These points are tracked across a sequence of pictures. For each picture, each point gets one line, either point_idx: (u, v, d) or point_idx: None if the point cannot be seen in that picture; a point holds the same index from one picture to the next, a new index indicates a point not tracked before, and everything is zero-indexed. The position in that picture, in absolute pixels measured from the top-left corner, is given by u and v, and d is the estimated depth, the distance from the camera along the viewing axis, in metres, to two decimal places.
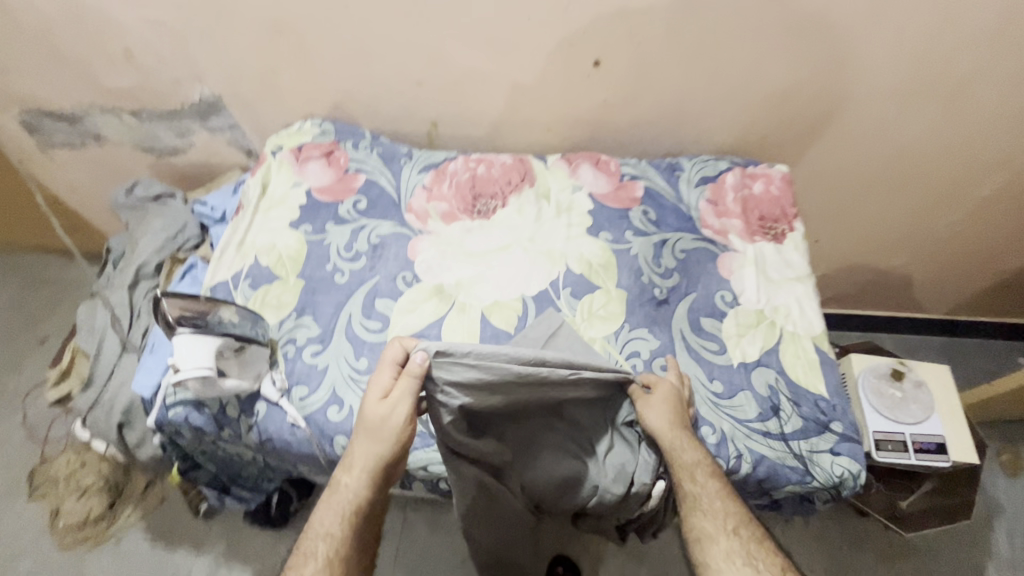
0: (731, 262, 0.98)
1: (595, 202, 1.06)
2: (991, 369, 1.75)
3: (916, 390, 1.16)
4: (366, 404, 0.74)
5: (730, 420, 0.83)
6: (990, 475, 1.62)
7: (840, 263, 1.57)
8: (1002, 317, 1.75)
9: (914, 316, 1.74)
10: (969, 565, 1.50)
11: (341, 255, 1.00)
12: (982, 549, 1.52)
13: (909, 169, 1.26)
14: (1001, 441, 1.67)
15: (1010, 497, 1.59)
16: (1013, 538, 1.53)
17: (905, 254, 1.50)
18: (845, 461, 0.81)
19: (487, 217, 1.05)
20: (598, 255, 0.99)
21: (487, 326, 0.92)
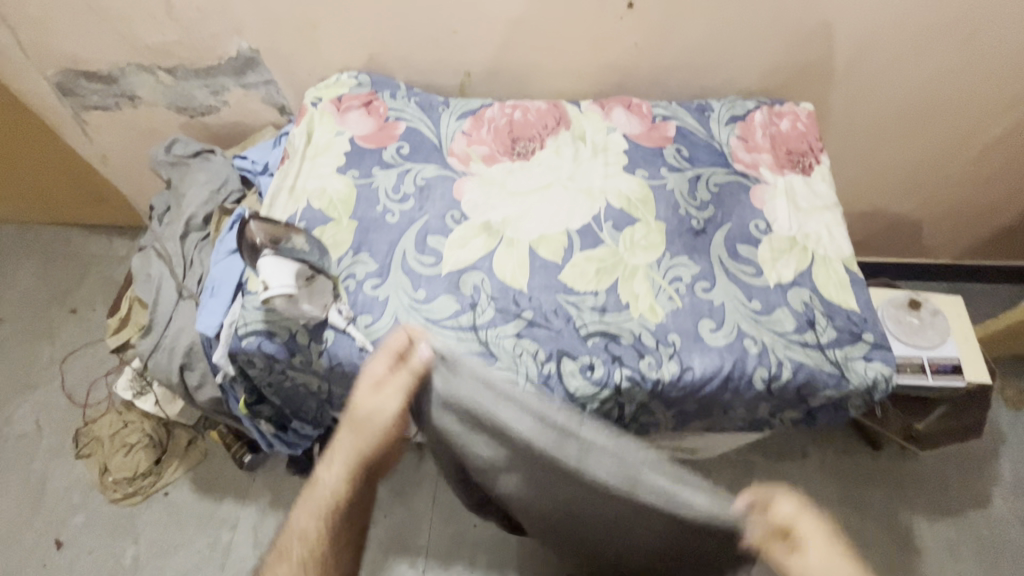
0: (763, 193, 1.03)
1: (630, 142, 1.10)
2: (996, 311, 1.82)
3: (933, 317, 1.23)
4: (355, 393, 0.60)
5: (769, 332, 0.89)
6: (996, 409, 1.69)
7: (855, 209, 1.61)
8: (1009, 261, 1.81)
9: (922, 261, 1.80)
10: (977, 490, 1.58)
11: (390, 197, 1.04)
12: (988, 477, 1.60)
13: (925, 111, 1.30)
14: (1006, 377, 1.74)
15: (1015, 429, 1.66)
16: (1017, 465, 1.61)
17: (918, 197, 1.55)
18: (877, 365, 0.88)
19: (527, 159, 1.09)
20: (636, 191, 1.04)
21: (537, 258, 0.97)
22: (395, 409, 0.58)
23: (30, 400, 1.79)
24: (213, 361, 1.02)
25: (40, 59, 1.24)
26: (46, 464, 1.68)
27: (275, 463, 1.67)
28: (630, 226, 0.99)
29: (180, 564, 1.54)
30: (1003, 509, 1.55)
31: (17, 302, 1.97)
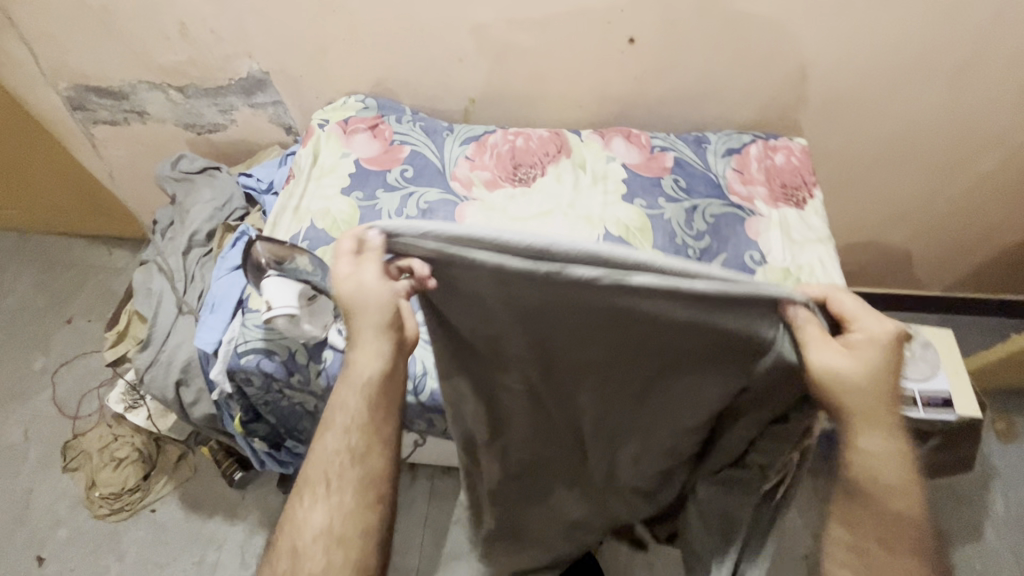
0: (758, 225, 1.05)
1: (629, 171, 1.13)
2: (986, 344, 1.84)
3: (924, 351, 1.25)
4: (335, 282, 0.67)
5: None
6: (988, 442, 1.70)
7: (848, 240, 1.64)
8: (999, 294, 1.84)
9: (914, 293, 1.83)
10: (970, 524, 1.57)
11: (393, 220, 1.06)
12: (981, 510, 1.59)
13: (915, 147, 1.34)
14: (997, 410, 1.75)
15: (1007, 463, 1.67)
16: (1010, 499, 1.61)
17: (909, 230, 1.59)
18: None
19: (528, 185, 1.12)
20: (634, 220, 1.06)
21: None
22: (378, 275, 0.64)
23: (19, 411, 1.77)
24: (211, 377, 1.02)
25: (53, 75, 1.27)
26: (32, 477, 1.66)
27: (266, 481, 1.64)
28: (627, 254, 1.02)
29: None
30: (996, 544, 1.55)
31: (11, 311, 1.96)
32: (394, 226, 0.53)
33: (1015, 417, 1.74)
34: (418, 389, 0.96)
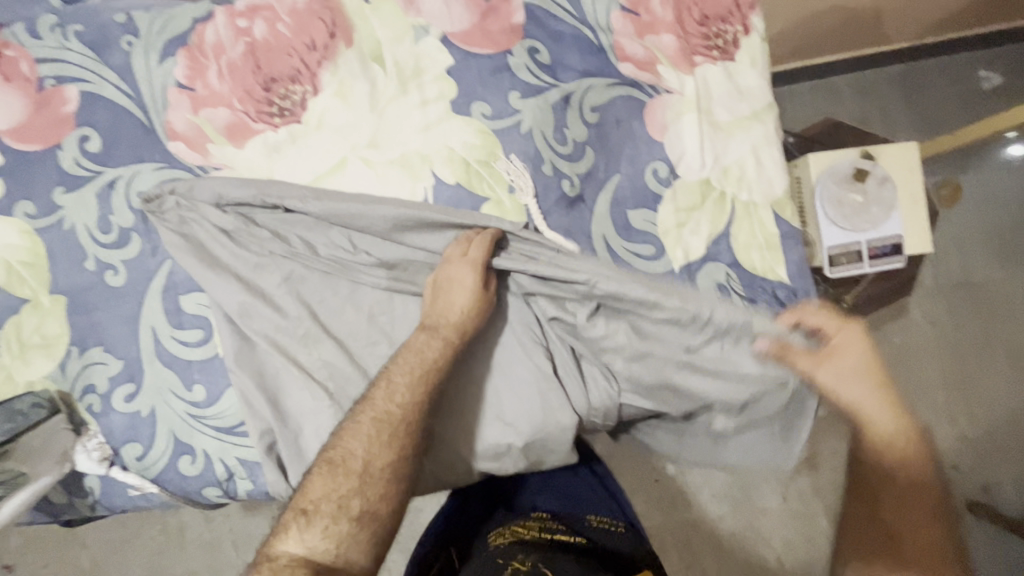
0: (663, 112, 0.68)
1: (455, 51, 0.68)
2: (942, 92, 1.54)
3: (879, 188, 0.99)
4: (449, 261, 0.63)
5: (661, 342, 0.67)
6: (969, 210, 1.43)
7: (804, 13, 1.21)
8: (963, 29, 1.50)
9: (860, 52, 1.48)
10: (972, 326, 1.38)
11: (101, 241, 0.66)
12: (941, 300, 1.39)
13: None
14: (945, 173, 1.44)
15: (981, 232, 1.42)
16: (938, 273, 1.40)
17: None
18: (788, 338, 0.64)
19: (296, 118, 0.67)
20: (476, 144, 0.68)
21: (349, 308, 0.66)
22: (478, 257, 0.63)
23: None
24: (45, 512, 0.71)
25: None
26: None
27: None
28: (464, 217, 0.65)
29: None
30: (998, 347, 1.37)
31: None
32: (150, 187, 0.66)
33: (998, 175, 1.45)
34: (231, 493, 0.66)
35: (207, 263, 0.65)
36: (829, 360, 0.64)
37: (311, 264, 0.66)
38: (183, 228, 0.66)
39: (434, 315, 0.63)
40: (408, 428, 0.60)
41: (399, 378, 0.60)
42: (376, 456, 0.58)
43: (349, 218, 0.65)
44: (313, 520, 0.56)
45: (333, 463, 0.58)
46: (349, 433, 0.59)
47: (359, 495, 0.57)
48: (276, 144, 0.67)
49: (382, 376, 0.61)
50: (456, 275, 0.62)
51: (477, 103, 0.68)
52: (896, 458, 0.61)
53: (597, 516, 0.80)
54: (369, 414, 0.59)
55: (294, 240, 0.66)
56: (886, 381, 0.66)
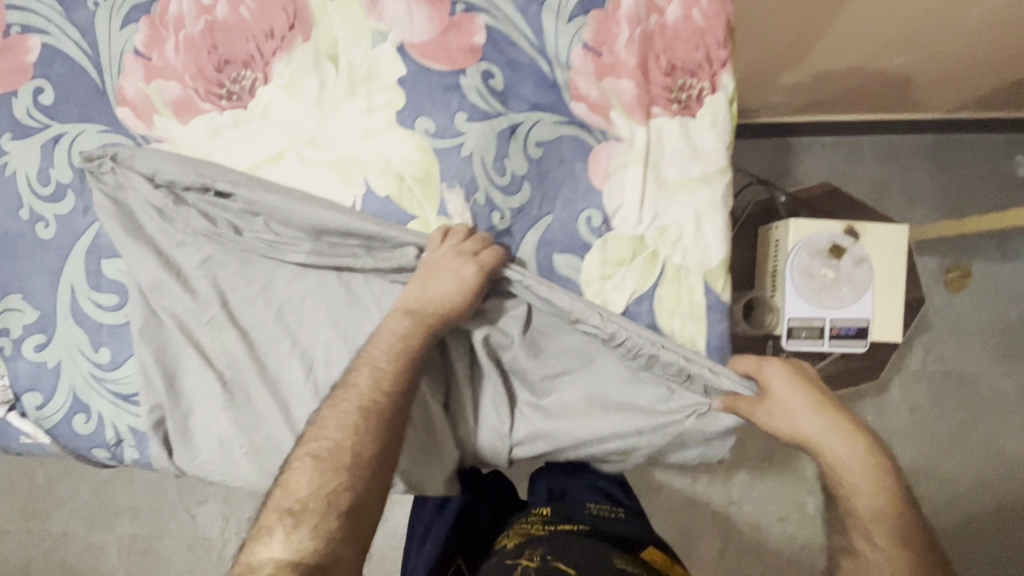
0: (608, 159, 0.65)
1: (409, 62, 0.66)
2: (979, 173, 1.38)
3: (854, 269, 0.95)
4: (443, 251, 0.63)
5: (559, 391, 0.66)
6: (980, 300, 1.29)
7: (815, 70, 1.13)
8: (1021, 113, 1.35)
9: (892, 117, 1.33)
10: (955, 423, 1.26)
11: (37, 192, 0.68)
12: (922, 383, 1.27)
13: None
14: (957, 254, 1.30)
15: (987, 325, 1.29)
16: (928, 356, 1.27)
17: (905, 50, 1.05)
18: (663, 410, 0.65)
19: (242, 105, 0.67)
20: (413, 159, 0.66)
21: (259, 301, 0.66)
22: (477, 248, 0.63)
23: None
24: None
25: None
26: None
27: None
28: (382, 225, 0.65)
29: (73, 506, 1.33)
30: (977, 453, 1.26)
31: None
32: (91, 149, 0.67)
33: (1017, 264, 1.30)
34: (119, 457, 0.68)
35: (131, 231, 0.66)
36: (767, 408, 0.62)
37: (231, 252, 0.66)
38: (114, 194, 0.66)
39: (422, 306, 0.62)
40: (389, 412, 0.59)
41: (382, 361, 0.60)
42: (362, 446, 0.57)
43: (275, 209, 0.65)
44: (301, 520, 0.52)
45: (317, 452, 0.56)
46: (328, 423, 0.58)
47: (349, 490, 0.55)
48: (217, 127, 0.67)
49: (363, 360, 0.61)
50: (454, 263, 0.62)
51: (421, 119, 0.66)
52: (872, 509, 0.58)
53: (599, 503, 0.77)
54: (351, 402, 0.58)
55: (221, 221, 0.66)
56: (841, 412, 0.61)
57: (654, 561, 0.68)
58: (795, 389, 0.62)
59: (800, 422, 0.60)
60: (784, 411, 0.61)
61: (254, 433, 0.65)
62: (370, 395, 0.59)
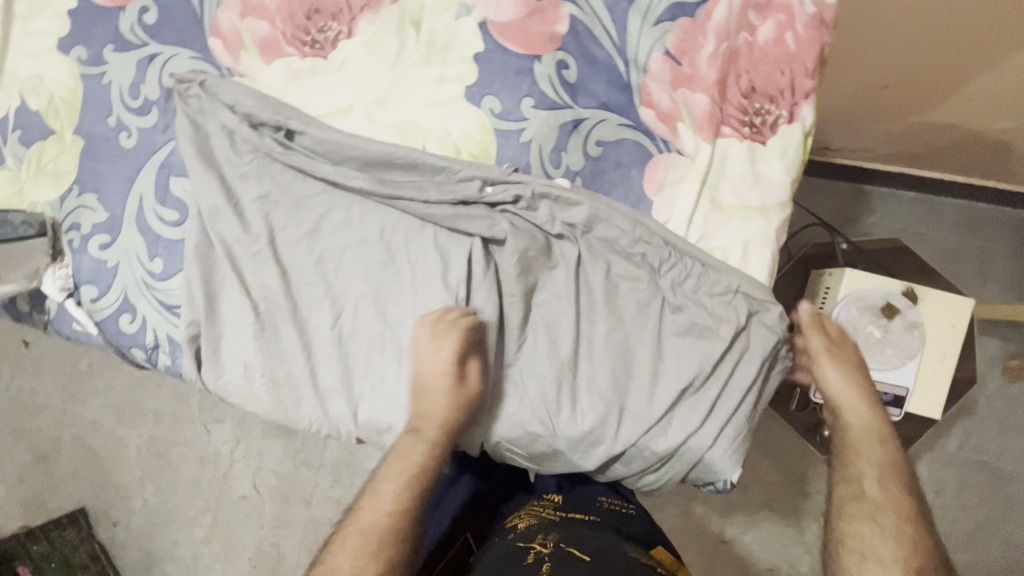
0: (666, 171, 0.64)
1: (487, 40, 0.67)
2: None
3: (904, 332, 0.90)
4: (428, 344, 0.63)
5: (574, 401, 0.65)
6: None
7: (889, 136, 1.12)
8: None
9: (981, 181, 1.23)
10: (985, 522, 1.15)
11: (126, 103, 0.72)
12: (953, 470, 1.17)
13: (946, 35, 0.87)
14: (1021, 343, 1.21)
15: None
16: (966, 443, 1.17)
17: (989, 124, 1.01)
18: (677, 430, 0.64)
19: (323, 54, 0.69)
20: (474, 134, 0.67)
21: (306, 245, 0.69)
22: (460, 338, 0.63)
23: None
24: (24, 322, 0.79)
25: None
26: None
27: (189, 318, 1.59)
28: (441, 170, 0.66)
29: (108, 397, 1.44)
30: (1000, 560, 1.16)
31: None
32: (182, 72, 0.71)
33: None
34: (152, 361, 0.72)
35: (203, 154, 0.69)
36: (828, 366, 0.70)
37: (286, 193, 0.69)
38: (193, 114, 0.70)
39: (419, 411, 0.64)
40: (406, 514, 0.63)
41: (399, 462, 0.63)
42: (386, 539, 0.61)
43: (337, 147, 0.67)
44: None
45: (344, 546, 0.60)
46: (335, 551, 0.60)
47: None
48: (298, 70, 0.70)
49: (390, 459, 0.64)
50: (440, 362, 0.62)
51: (489, 99, 0.67)
52: (875, 471, 0.65)
53: (608, 499, 0.80)
54: (354, 530, 0.61)
55: (284, 156, 0.68)
56: (871, 385, 0.71)
57: (664, 560, 0.71)
58: (851, 379, 0.69)
59: (837, 387, 0.69)
60: (833, 381, 0.69)
61: (276, 366, 0.69)
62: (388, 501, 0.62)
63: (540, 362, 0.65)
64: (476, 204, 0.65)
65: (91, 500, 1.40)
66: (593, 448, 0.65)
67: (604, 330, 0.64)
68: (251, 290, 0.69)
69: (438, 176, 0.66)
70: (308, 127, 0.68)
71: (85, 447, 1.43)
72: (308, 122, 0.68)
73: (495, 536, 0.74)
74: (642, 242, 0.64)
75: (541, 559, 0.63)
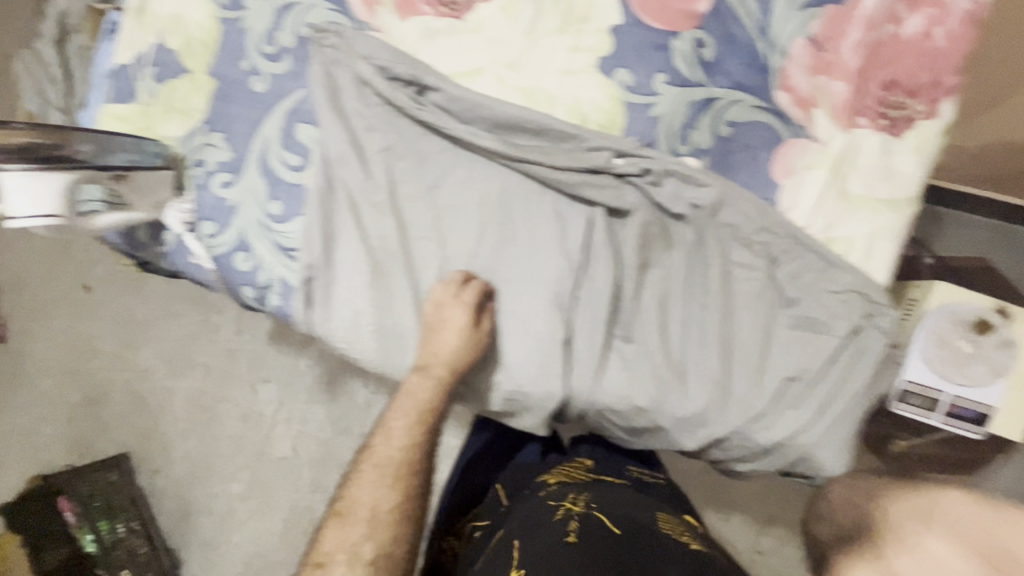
0: (797, 156, 0.64)
1: (626, 13, 0.67)
2: None
3: (995, 350, 0.86)
4: (447, 301, 0.67)
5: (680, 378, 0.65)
6: None
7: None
8: None
9: None
10: None
11: (261, 49, 0.74)
12: None
13: None
14: None
15: None
16: None
17: None
18: (788, 418, 0.63)
19: (459, 15, 0.71)
20: (603, 105, 0.68)
21: (424, 200, 0.71)
22: (470, 293, 0.67)
23: None
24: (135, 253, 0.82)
25: None
26: None
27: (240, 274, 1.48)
28: (570, 140, 0.66)
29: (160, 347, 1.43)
30: None
31: None
32: (319, 22, 0.73)
33: None
34: (263, 300, 0.75)
35: (334, 102, 0.71)
36: None
37: (410, 147, 0.71)
38: (329, 63, 0.72)
39: (430, 355, 0.69)
40: (411, 457, 0.71)
41: (406, 411, 0.71)
42: (386, 493, 0.68)
43: (470, 108, 0.68)
44: (338, 550, 0.65)
45: (357, 477, 0.70)
46: (354, 484, 0.69)
47: (373, 538, 0.66)
48: (433, 29, 0.71)
49: (404, 394, 0.71)
50: (454, 321, 0.66)
51: (621, 72, 0.68)
52: None
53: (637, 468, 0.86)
54: (370, 463, 0.70)
55: (415, 112, 0.70)
56: None
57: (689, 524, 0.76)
58: None
59: None
60: None
61: (386, 314, 0.71)
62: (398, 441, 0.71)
63: (650, 334, 0.65)
64: (604, 174, 0.66)
65: (135, 446, 1.39)
66: (695, 426, 0.64)
67: (719, 308, 0.64)
68: (367, 239, 0.71)
69: (566, 144, 0.67)
70: (442, 85, 0.69)
71: (133, 394, 1.41)
72: (441, 80, 0.69)
73: (529, 487, 0.80)
74: (766, 231, 0.63)
75: (572, 518, 0.67)
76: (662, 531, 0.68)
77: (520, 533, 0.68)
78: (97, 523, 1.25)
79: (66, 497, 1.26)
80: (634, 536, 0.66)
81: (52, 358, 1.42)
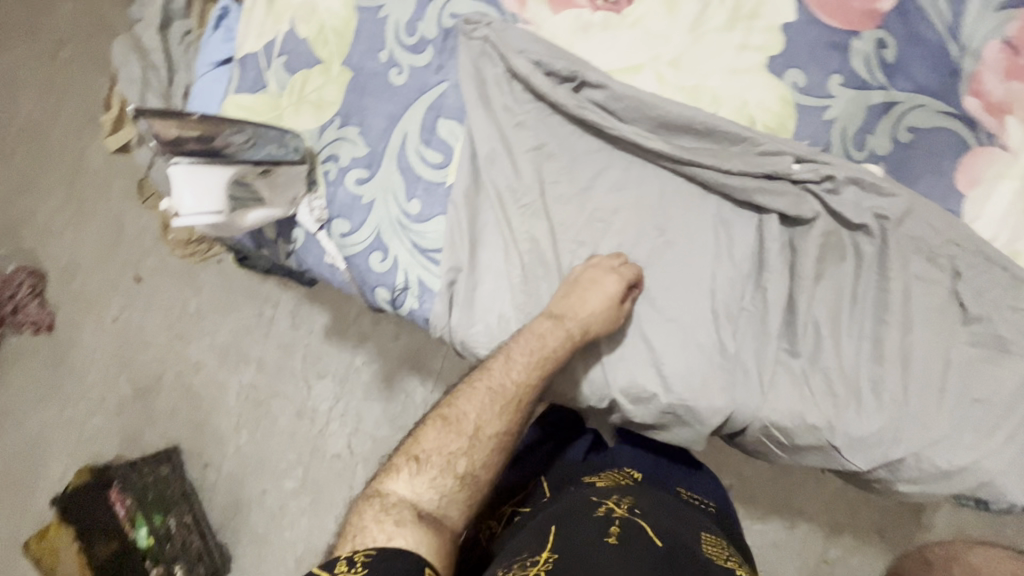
0: (984, 165, 0.61)
1: (801, 11, 0.64)
2: None
3: None
4: (596, 268, 0.64)
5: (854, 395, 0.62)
6: None
7: None
8: None
9: None
10: None
11: (401, 40, 0.71)
12: None
13: None
14: None
15: None
16: None
17: None
18: (971, 441, 0.60)
19: (617, 9, 0.67)
20: (772, 106, 0.65)
21: (576, 202, 0.67)
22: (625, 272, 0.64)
23: None
24: (255, 248, 0.79)
25: None
26: None
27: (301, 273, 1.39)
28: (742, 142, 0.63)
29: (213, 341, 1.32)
30: None
31: None
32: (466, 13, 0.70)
33: None
34: (397, 303, 0.71)
35: (484, 97, 0.69)
36: None
37: (563, 146, 0.68)
38: (479, 56, 0.69)
39: (566, 307, 0.64)
40: (527, 402, 0.61)
41: (523, 352, 0.62)
42: (488, 423, 0.58)
43: (632, 105, 0.65)
44: (424, 467, 0.55)
45: (458, 399, 0.59)
46: (464, 395, 0.60)
47: (467, 456, 0.57)
48: (587, 21, 0.68)
49: (528, 333, 0.63)
50: (610, 286, 0.62)
51: (794, 73, 0.64)
52: None
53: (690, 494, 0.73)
54: (484, 383, 0.60)
55: (570, 106, 0.66)
56: None
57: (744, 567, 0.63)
58: None
59: None
60: None
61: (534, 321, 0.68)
62: (517, 377, 0.61)
63: (824, 348, 0.62)
64: (780, 179, 0.63)
65: (186, 439, 1.23)
66: (869, 446, 0.61)
67: (901, 323, 0.61)
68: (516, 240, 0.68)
69: (737, 147, 0.64)
70: (601, 79, 0.66)
71: (185, 387, 1.25)
72: (600, 75, 0.66)
73: (569, 483, 0.69)
74: (952, 244, 0.61)
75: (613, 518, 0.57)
76: (707, 555, 0.55)
77: (554, 524, 0.57)
78: (153, 515, 1.08)
79: (116, 487, 1.07)
80: (676, 552, 0.53)
81: (103, 346, 1.27)
